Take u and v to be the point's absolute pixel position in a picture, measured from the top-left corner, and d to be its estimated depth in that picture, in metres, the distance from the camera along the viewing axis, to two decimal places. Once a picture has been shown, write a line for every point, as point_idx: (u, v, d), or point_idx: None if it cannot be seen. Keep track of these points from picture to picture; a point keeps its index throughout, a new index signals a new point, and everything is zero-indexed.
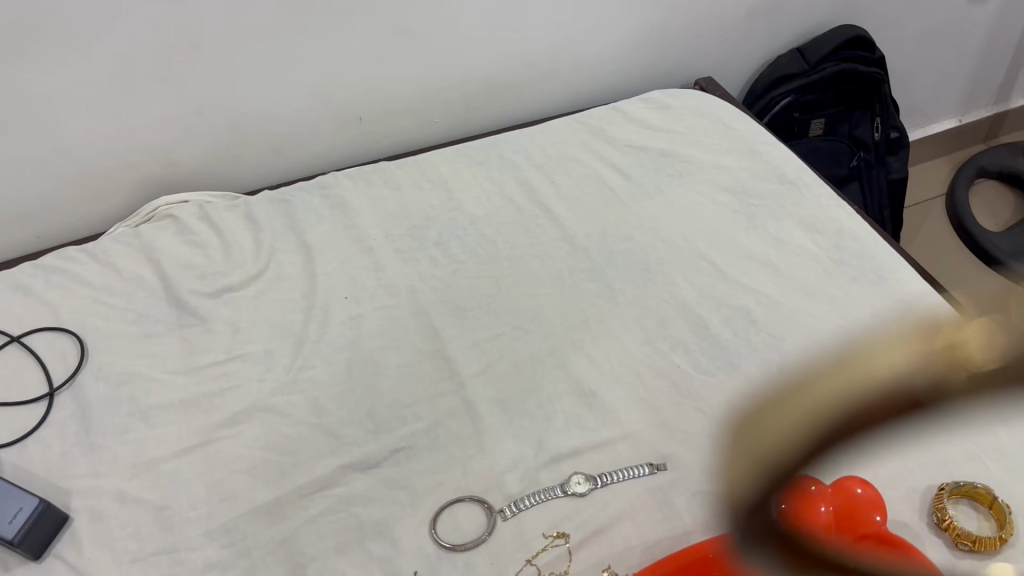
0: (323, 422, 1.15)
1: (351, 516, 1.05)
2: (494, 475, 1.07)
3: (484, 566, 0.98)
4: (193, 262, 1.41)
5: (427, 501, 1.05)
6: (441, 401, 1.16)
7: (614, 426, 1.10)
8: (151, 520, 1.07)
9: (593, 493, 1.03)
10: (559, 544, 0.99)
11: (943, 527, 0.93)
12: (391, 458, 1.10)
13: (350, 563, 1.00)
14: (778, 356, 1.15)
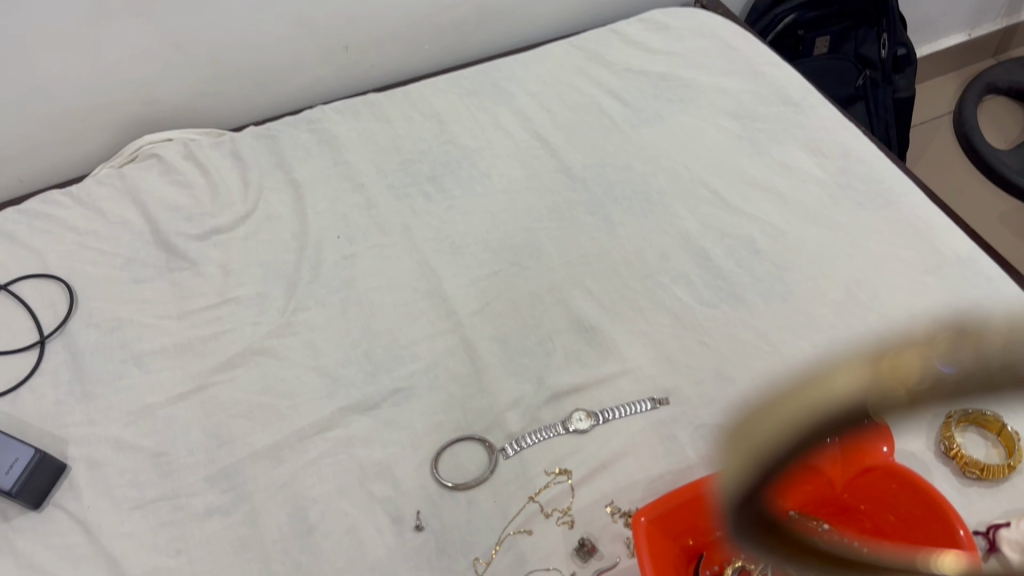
0: (319, 364, 1.13)
1: (351, 458, 1.03)
2: (495, 413, 1.05)
3: (487, 504, 0.98)
4: (180, 203, 1.37)
5: (428, 441, 1.04)
6: (439, 340, 1.13)
7: (616, 362, 1.08)
8: (149, 467, 1.06)
9: (595, 429, 1.02)
10: (561, 481, 0.98)
11: (950, 456, 0.91)
12: (389, 399, 1.08)
13: (351, 504, 0.99)
14: (782, 286, 1.12)
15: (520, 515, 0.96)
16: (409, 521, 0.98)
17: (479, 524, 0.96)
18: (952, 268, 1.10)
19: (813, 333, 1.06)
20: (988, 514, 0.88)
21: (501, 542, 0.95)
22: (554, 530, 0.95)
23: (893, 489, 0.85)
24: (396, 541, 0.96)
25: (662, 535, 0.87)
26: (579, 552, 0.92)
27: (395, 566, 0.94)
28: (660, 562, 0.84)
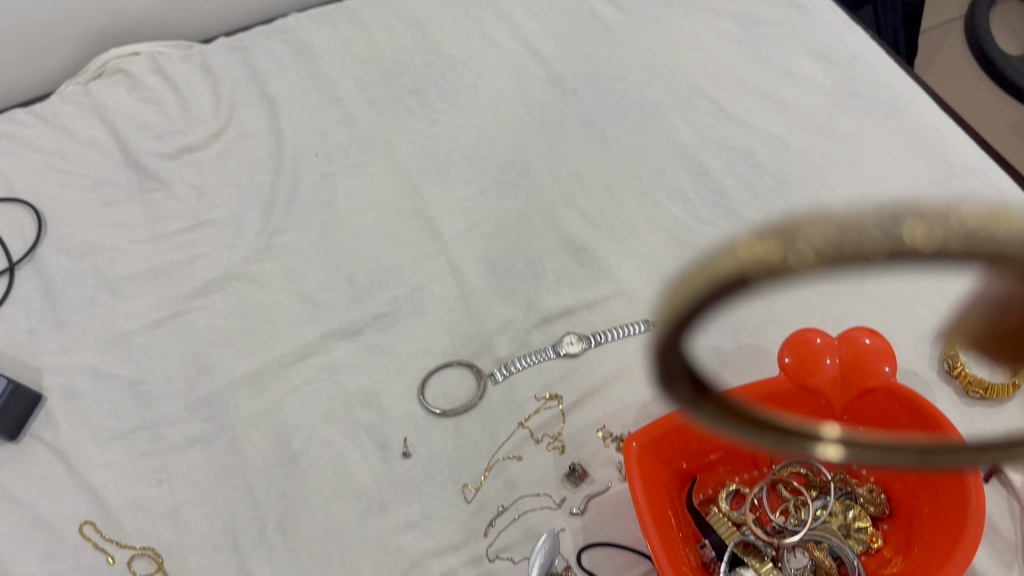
0: (300, 289, 1.08)
1: (335, 385, 1.00)
2: (483, 338, 1.01)
3: (476, 430, 0.95)
4: (150, 122, 1.30)
5: (415, 367, 1.00)
6: (424, 261, 1.08)
7: (609, 283, 1.04)
8: (127, 396, 1.03)
9: (587, 353, 0.99)
10: (552, 406, 0.96)
11: (954, 375, 0.89)
12: (374, 324, 1.04)
13: (336, 432, 0.97)
14: (783, 202, 1.07)
15: (510, 441, 0.94)
16: (396, 448, 0.95)
17: (468, 450, 0.94)
18: (962, 180, 1.05)
19: None
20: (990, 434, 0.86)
21: (491, 468, 0.92)
22: (545, 456, 0.92)
23: (895, 410, 0.82)
24: (383, 468, 0.94)
25: (654, 460, 0.85)
26: (571, 477, 0.90)
27: (382, 494, 0.92)
28: (650, 486, 0.82)
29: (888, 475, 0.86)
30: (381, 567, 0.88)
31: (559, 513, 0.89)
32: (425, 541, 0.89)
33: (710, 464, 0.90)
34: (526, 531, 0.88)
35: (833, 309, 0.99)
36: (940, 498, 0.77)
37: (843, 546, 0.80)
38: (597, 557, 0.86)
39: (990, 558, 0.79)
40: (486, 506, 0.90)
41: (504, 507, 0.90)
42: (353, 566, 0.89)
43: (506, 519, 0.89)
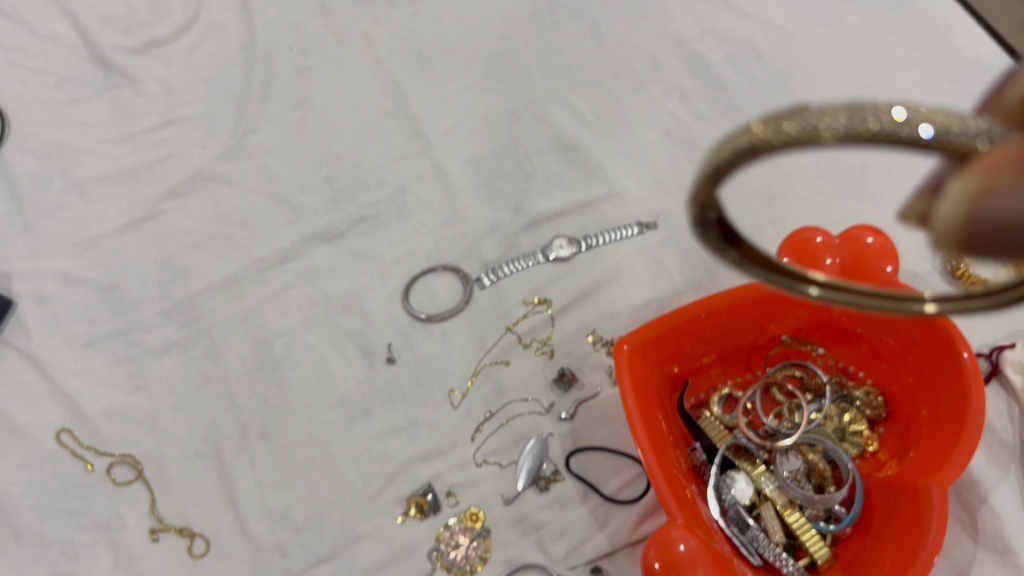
0: (277, 191, 1.03)
1: (315, 290, 0.96)
2: (469, 242, 0.97)
3: (462, 336, 0.92)
4: (114, 14, 1.21)
5: (398, 271, 0.96)
6: (407, 162, 1.03)
7: (601, 185, 0.99)
8: (100, 301, 0.99)
9: (578, 257, 0.95)
10: (541, 311, 0.92)
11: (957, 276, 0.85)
12: (355, 228, 0.99)
13: (318, 337, 0.93)
14: (784, 97, 1.02)
15: (498, 347, 0.91)
16: (379, 353, 0.92)
17: (454, 356, 0.91)
18: (971, 72, 0.99)
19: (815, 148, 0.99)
20: (992, 336, 0.84)
21: (478, 374, 0.90)
22: (533, 362, 0.90)
23: None
24: (367, 374, 0.91)
25: (646, 363, 0.82)
26: (559, 383, 0.87)
27: (366, 400, 0.90)
28: (641, 390, 0.80)
29: (886, 377, 0.84)
30: (366, 473, 0.86)
31: (547, 418, 0.87)
32: (410, 447, 0.87)
33: (702, 368, 0.88)
34: (514, 437, 0.86)
35: (832, 210, 0.95)
36: (939, 400, 0.75)
37: (837, 450, 0.79)
38: (586, 462, 0.84)
39: (986, 459, 0.78)
40: (473, 412, 0.88)
41: (491, 412, 0.87)
42: (337, 472, 0.87)
43: (493, 425, 0.87)
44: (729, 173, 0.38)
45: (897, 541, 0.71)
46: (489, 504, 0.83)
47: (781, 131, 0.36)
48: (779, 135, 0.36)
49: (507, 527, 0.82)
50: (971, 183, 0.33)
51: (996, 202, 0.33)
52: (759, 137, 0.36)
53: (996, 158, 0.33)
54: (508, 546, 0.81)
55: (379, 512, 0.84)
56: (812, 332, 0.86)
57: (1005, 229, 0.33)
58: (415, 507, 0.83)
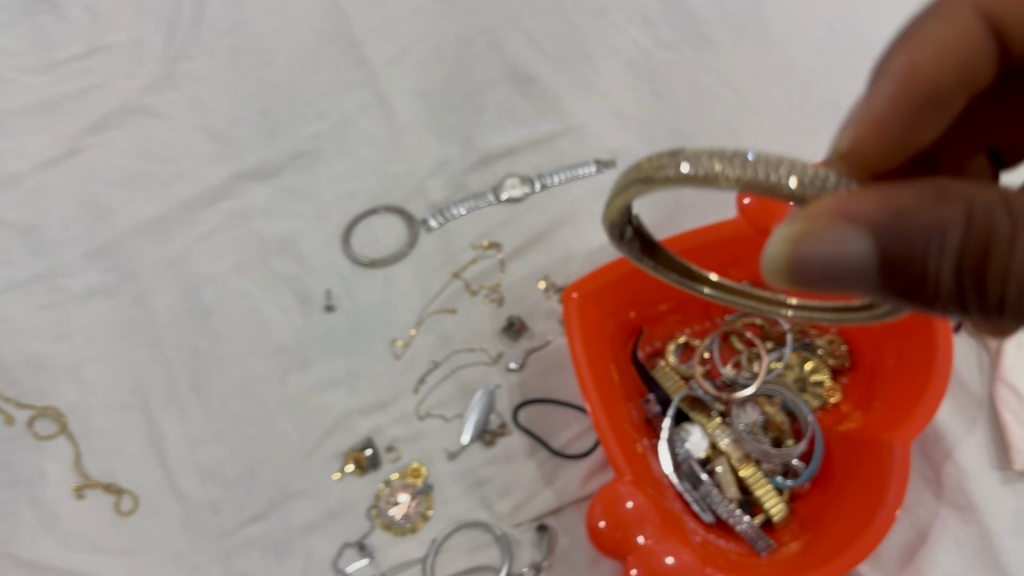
0: (209, 125, 0.95)
1: (249, 232, 0.89)
2: (415, 181, 0.90)
3: (407, 282, 0.86)
4: None
5: (338, 212, 0.90)
6: (349, 92, 0.95)
7: (557, 119, 0.92)
8: (20, 244, 0.92)
9: (531, 198, 0.89)
10: (490, 256, 0.86)
11: None
12: (291, 165, 0.92)
13: (252, 283, 0.87)
14: (756, 26, 0.95)
15: (444, 294, 0.85)
16: (318, 300, 0.86)
17: (397, 303, 0.85)
18: None
19: (786, 80, 0.93)
20: None
21: (422, 323, 0.84)
22: (481, 309, 0.85)
23: None
24: (304, 322, 0.85)
25: (598, 311, 0.77)
26: (508, 331, 0.82)
27: (303, 349, 0.84)
28: (592, 341, 0.75)
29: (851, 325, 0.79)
30: (303, 426, 0.82)
31: (494, 369, 0.82)
32: (350, 399, 0.82)
33: (659, 315, 0.83)
34: (459, 389, 0.81)
35: (802, 146, 0.89)
36: (906, 349, 0.71)
37: (797, 401, 0.75)
38: (534, 415, 0.80)
39: (953, 411, 0.74)
40: (416, 362, 0.83)
41: (436, 363, 0.82)
42: (273, 426, 0.82)
43: (437, 376, 0.82)
44: (632, 192, 0.45)
45: (857, 498, 0.67)
46: (432, 459, 0.79)
47: (662, 170, 0.42)
48: (661, 174, 0.42)
49: (451, 483, 0.78)
50: (798, 228, 0.39)
51: (813, 247, 0.39)
52: (644, 171, 0.42)
53: (820, 206, 0.39)
54: (451, 503, 0.77)
55: (316, 468, 0.80)
56: None
57: (824, 265, 0.39)
58: (353, 462, 0.79)
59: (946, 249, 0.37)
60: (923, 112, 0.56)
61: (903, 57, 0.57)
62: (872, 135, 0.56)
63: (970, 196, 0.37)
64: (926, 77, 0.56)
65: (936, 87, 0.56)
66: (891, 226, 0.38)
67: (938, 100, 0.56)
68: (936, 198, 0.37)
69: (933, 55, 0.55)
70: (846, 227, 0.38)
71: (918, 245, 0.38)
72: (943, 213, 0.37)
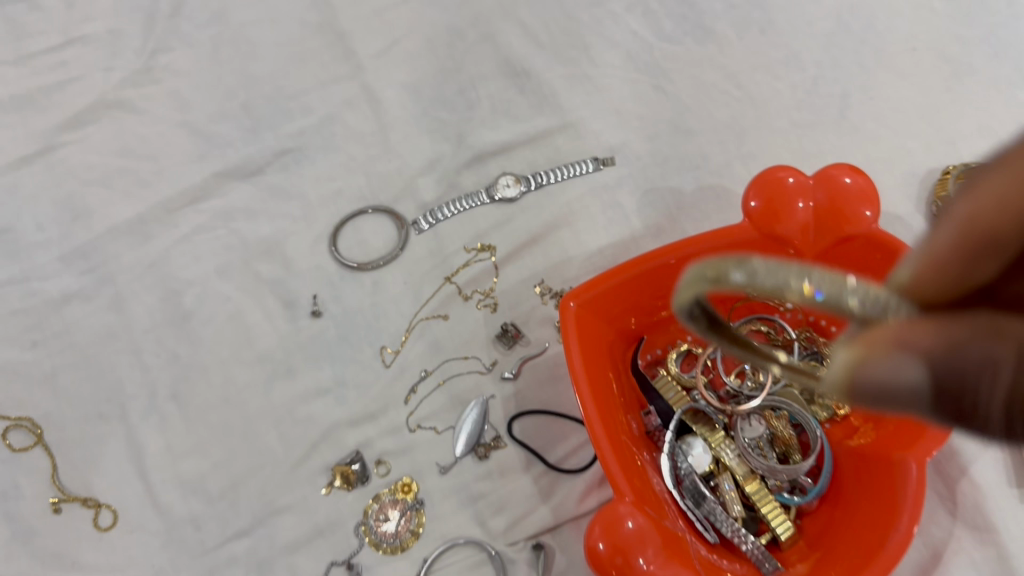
0: (189, 120, 0.91)
1: (231, 234, 0.85)
2: (405, 180, 0.86)
3: (397, 287, 0.82)
4: None
5: (325, 213, 0.86)
6: (335, 86, 0.91)
7: (553, 115, 0.89)
8: None
9: (526, 198, 0.85)
10: (483, 259, 0.83)
11: None
12: (275, 162, 0.88)
13: (234, 287, 0.84)
14: (759, 17, 0.92)
15: (435, 298, 0.82)
16: (303, 305, 0.82)
17: (387, 309, 0.82)
18: None
19: (792, 74, 0.89)
20: None
21: (413, 329, 0.81)
22: (474, 315, 0.81)
23: (878, 260, 0.69)
24: (289, 329, 0.82)
25: (596, 320, 0.74)
26: (502, 339, 0.79)
27: (288, 357, 0.81)
28: (590, 351, 0.72)
29: None
30: (288, 438, 0.78)
31: (488, 378, 0.78)
32: (337, 410, 0.78)
33: (660, 323, 0.79)
34: (451, 399, 0.78)
35: (808, 143, 0.86)
36: None
37: (804, 413, 0.72)
38: (530, 427, 0.76)
39: None
40: (406, 371, 0.79)
41: (427, 372, 0.79)
42: (257, 438, 0.79)
43: (428, 386, 0.78)
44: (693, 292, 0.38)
45: (868, 521, 0.64)
46: (423, 474, 0.75)
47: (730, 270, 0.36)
48: (728, 275, 0.35)
49: (442, 499, 0.74)
50: (859, 350, 0.33)
51: (872, 374, 0.33)
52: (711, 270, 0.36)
53: (883, 328, 0.34)
54: (443, 520, 0.74)
55: (302, 482, 0.77)
56: None
57: (885, 395, 0.34)
58: (340, 477, 0.75)
59: (996, 386, 0.34)
60: (984, 264, 0.37)
61: (958, 206, 0.38)
62: (935, 275, 0.37)
63: (1020, 336, 0.34)
64: (987, 225, 0.37)
65: (1003, 231, 0.37)
66: (949, 357, 0.34)
67: (1001, 249, 0.37)
68: (990, 333, 0.34)
69: (997, 200, 0.37)
70: (907, 356, 0.33)
71: (967, 381, 0.34)
72: (996, 350, 0.34)
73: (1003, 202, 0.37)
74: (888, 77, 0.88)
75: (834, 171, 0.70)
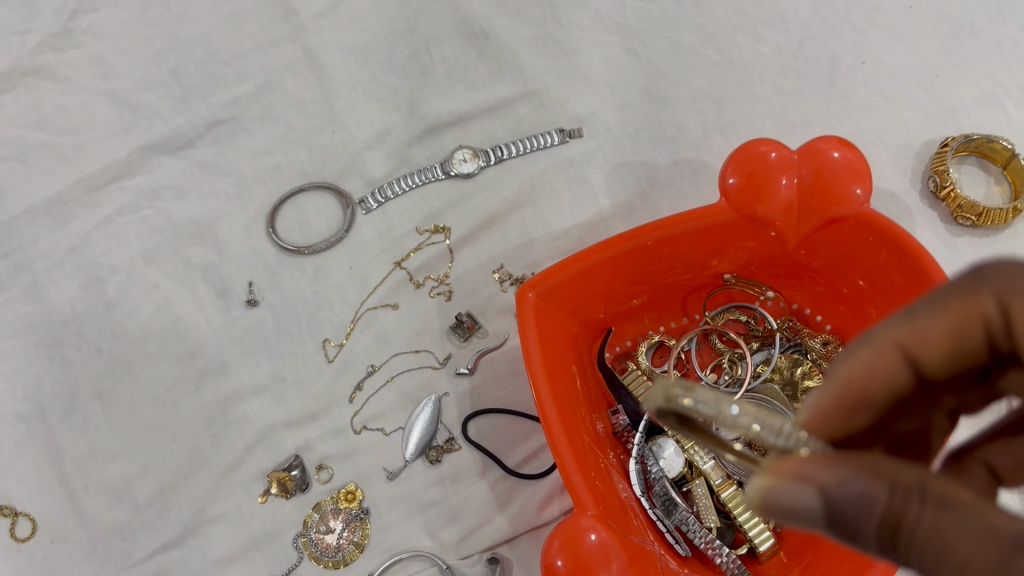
0: (113, 88, 0.81)
1: (159, 215, 0.78)
2: (350, 154, 0.78)
3: (341, 273, 0.75)
4: None
5: (262, 191, 0.78)
6: (273, 48, 0.81)
7: (514, 81, 0.80)
8: None
9: (485, 174, 0.78)
10: (437, 242, 0.76)
11: (941, 197, 0.73)
12: (207, 135, 0.80)
13: (163, 274, 0.76)
14: None
15: (384, 285, 0.74)
16: (238, 294, 0.75)
17: (330, 298, 0.74)
18: None
19: (777, 34, 0.80)
20: None
21: (359, 320, 0.73)
22: (427, 304, 0.74)
23: (868, 245, 0.62)
24: (222, 320, 0.74)
25: (557, 311, 0.66)
26: (457, 331, 0.72)
27: (222, 351, 0.73)
28: (551, 347, 0.65)
29: (846, 319, 0.69)
30: (221, 441, 0.71)
31: (441, 374, 0.71)
32: (274, 410, 0.71)
33: (630, 312, 0.72)
34: (400, 397, 0.71)
35: (793, 113, 0.78)
36: None
37: (784, 410, 0.65)
38: (486, 427, 0.70)
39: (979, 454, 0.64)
40: (351, 366, 0.72)
41: (374, 367, 0.72)
42: (187, 440, 0.72)
43: (375, 382, 0.71)
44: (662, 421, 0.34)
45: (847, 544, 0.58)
46: (368, 480, 0.69)
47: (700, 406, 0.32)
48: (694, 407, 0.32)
49: (390, 507, 0.68)
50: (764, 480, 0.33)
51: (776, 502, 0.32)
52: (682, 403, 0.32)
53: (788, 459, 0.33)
54: (390, 531, 0.67)
55: (236, 489, 0.70)
56: (762, 269, 0.70)
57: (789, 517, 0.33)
58: (277, 484, 0.68)
59: (872, 523, 0.32)
60: (855, 417, 0.42)
61: (836, 369, 0.42)
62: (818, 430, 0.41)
63: (896, 474, 0.32)
64: (863, 387, 0.41)
65: (872, 392, 0.41)
66: (839, 491, 0.32)
67: (870, 406, 0.42)
68: (870, 470, 0.32)
69: (867, 369, 0.41)
70: (802, 486, 0.32)
71: (850, 517, 0.33)
72: (874, 489, 0.32)
73: (872, 371, 0.41)
74: (882, 38, 0.80)
75: (823, 144, 0.61)
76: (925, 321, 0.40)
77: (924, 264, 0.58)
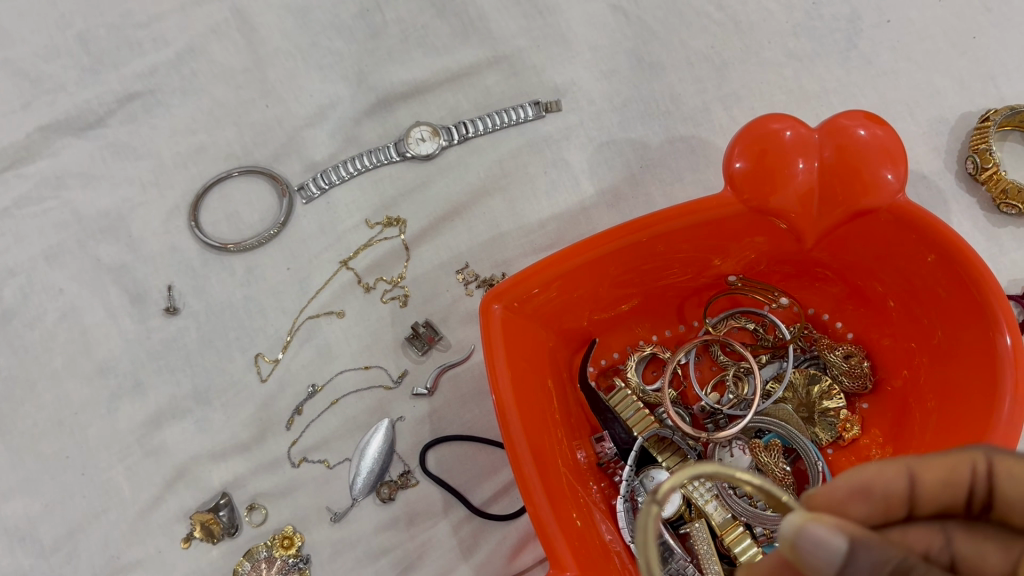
0: (7, 57, 0.66)
1: (63, 207, 0.65)
2: (287, 132, 0.67)
3: (278, 275, 0.64)
4: None
5: (184, 178, 0.66)
6: (196, 8, 0.68)
7: (481, 45, 0.68)
8: None
9: (446, 156, 0.67)
10: (390, 237, 0.65)
11: (982, 180, 0.62)
12: (119, 111, 0.67)
13: (69, 277, 0.64)
14: None
15: (328, 289, 0.64)
16: (155, 300, 0.64)
17: (265, 305, 0.64)
18: None
19: None
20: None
21: (297, 331, 0.63)
22: (378, 310, 0.64)
23: (902, 243, 0.52)
24: (138, 332, 0.63)
25: (530, 324, 0.55)
26: (414, 343, 0.61)
27: (137, 370, 0.63)
28: (522, 367, 0.54)
29: (869, 325, 0.59)
30: (138, 476, 0.61)
31: (395, 396, 0.62)
32: (199, 439, 0.61)
33: (618, 319, 0.61)
34: (346, 423, 0.62)
35: (808, 81, 0.67)
36: (953, 376, 0.51)
37: (798, 436, 0.55)
38: (448, 459, 0.60)
39: None
40: (289, 387, 0.62)
41: (316, 388, 0.62)
42: (97, 475, 0.61)
43: (318, 406, 0.62)
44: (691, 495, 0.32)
45: None
46: (309, 522, 0.60)
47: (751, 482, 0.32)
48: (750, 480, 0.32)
49: (334, 556, 0.59)
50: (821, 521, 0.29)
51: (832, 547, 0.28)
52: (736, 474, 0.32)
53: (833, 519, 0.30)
54: None
55: (155, 532, 0.60)
56: (772, 269, 0.59)
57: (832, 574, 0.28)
58: (200, 529, 0.59)
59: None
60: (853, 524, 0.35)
61: (849, 470, 0.36)
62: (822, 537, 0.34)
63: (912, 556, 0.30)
64: (875, 486, 0.35)
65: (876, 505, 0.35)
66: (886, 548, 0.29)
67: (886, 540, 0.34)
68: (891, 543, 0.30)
69: (884, 472, 0.35)
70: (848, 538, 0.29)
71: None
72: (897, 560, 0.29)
73: (888, 475, 0.35)
74: None
75: (847, 119, 0.50)
76: (936, 456, 0.36)
77: (972, 265, 0.48)
